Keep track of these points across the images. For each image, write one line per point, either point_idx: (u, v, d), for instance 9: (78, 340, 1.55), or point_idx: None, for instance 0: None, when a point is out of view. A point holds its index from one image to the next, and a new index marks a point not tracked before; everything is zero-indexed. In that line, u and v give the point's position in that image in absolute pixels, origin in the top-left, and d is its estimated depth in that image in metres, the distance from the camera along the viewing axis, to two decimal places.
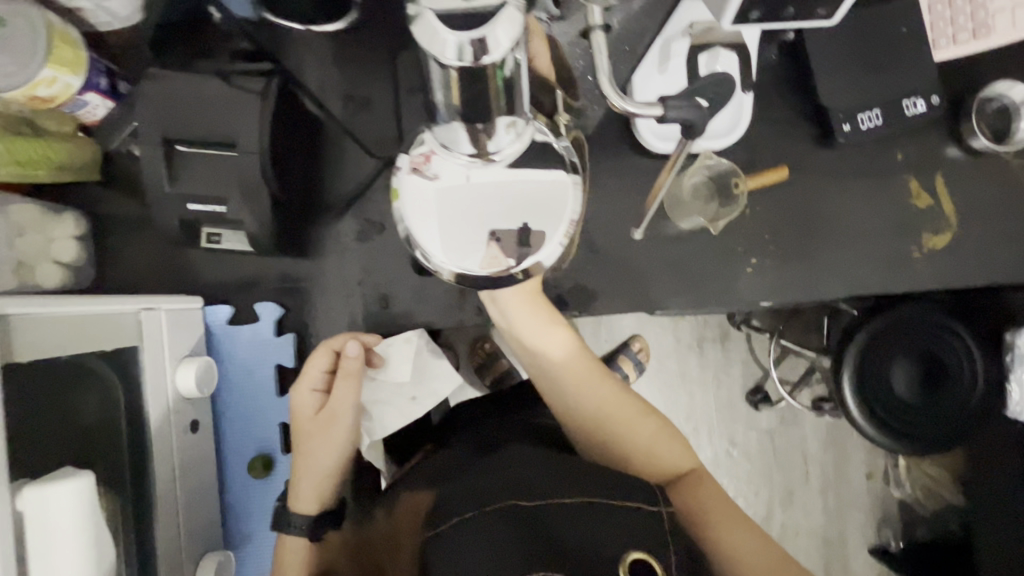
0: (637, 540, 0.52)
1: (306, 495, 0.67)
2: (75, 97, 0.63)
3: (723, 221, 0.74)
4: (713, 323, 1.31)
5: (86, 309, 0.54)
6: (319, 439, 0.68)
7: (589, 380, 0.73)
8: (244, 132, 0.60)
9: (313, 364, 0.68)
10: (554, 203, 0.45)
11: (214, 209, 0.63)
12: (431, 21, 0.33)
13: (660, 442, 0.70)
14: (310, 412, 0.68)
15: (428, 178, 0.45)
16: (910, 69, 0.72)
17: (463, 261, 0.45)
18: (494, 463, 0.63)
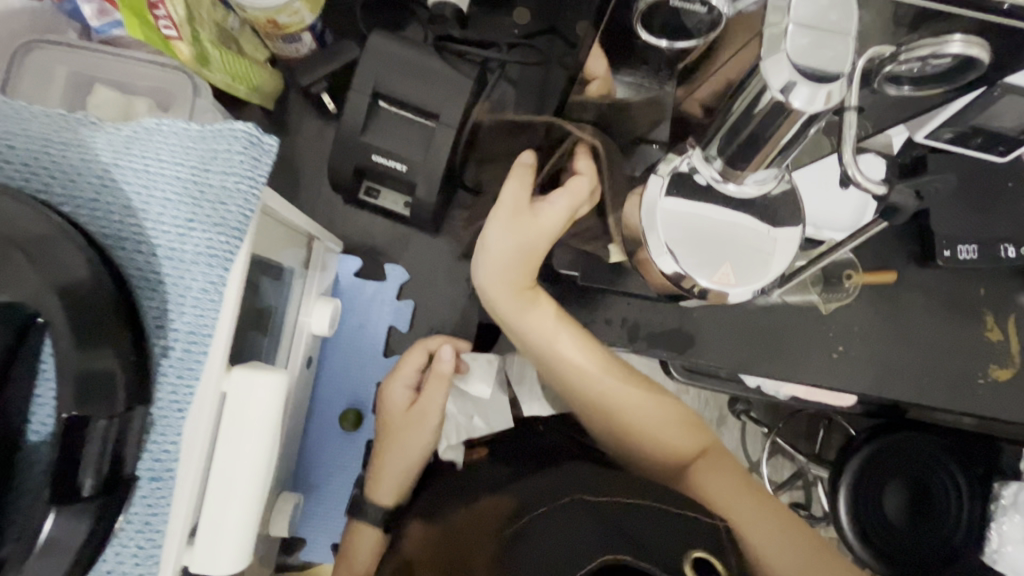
0: (702, 542, 0.43)
1: (385, 484, 0.65)
2: (300, 32, 0.68)
3: (833, 304, 0.81)
4: (713, 405, 1.49)
5: (276, 224, 0.56)
6: (405, 434, 0.67)
7: (588, 370, 0.64)
8: (449, 106, 0.65)
9: (407, 361, 0.70)
10: (773, 251, 0.50)
11: (394, 166, 0.67)
12: (781, 51, 0.36)
13: (671, 428, 0.64)
14: (401, 408, 0.69)
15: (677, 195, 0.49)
16: (1009, 218, 0.81)
17: (694, 271, 0.50)
18: (559, 471, 0.56)
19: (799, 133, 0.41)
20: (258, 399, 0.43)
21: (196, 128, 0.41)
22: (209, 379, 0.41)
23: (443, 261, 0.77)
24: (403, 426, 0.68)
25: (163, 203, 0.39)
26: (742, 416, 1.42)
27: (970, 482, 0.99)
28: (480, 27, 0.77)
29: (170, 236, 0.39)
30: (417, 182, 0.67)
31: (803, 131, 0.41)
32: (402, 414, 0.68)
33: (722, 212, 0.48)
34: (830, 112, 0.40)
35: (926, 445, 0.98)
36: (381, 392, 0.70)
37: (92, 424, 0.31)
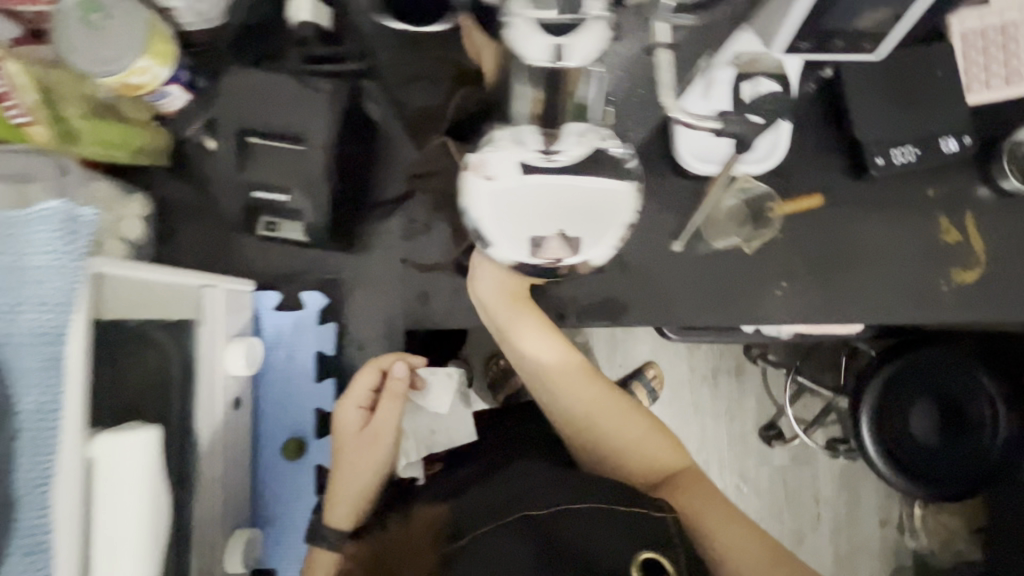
0: (649, 541, 0.55)
1: (342, 507, 0.67)
2: (160, 87, 0.68)
3: (756, 242, 0.76)
4: (728, 356, 1.50)
5: (156, 281, 0.56)
6: (360, 456, 0.69)
7: (576, 385, 0.77)
8: (314, 127, 0.65)
9: (360, 381, 0.70)
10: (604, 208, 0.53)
11: (277, 197, 0.67)
12: (534, 28, 0.45)
13: (652, 443, 0.76)
14: (354, 430, 0.70)
15: (487, 179, 0.52)
16: (945, 108, 0.75)
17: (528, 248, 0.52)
18: (512, 480, 0.67)
19: None
20: (128, 460, 0.44)
21: (8, 216, 0.42)
22: (67, 453, 0.42)
23: (362, 278, 0.78)
24: (357, 448, 0.69)
25: None
26: (759, 360, 1.42)
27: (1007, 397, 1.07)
28: (348, 37, 0.76)
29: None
30: (302, 209, 0.67)
31: None
32: (358, 436, 0.69)
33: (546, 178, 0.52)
34: None
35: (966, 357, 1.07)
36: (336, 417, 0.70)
37: None
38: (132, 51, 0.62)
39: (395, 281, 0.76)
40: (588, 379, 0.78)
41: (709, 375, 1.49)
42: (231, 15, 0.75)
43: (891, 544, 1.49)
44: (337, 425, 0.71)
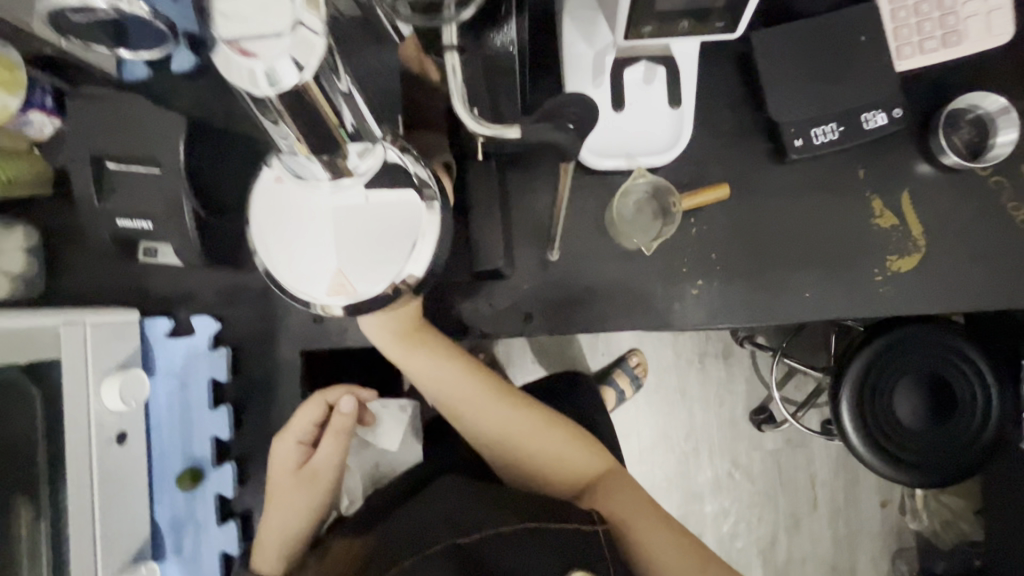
0: (582, 561, 0.51)
1: (270, 551, 0.66)
2: (17, 115, 0.65)
3: (656, 243, 0.71)
4: (715, 339, 1.43)
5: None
6: (296, 498, 0.67)
7: (485, 408, 0.70)
8: (166, 150, 0.61)
9: (300, 417, 0.68)
10: (400, 232, 0.43)
11: (142, 225, 0.65)
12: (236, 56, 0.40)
13: (572, 452, 0.69)
14: (290, 468, 0.68)
15: (280, 193, 0.43)
16: (871, 80, 0.67)
17: (308, 281, 0.43)
18: (427, 497, 0.58)
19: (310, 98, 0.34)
20: None
21: None
22: None
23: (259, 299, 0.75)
24: (294, 488, 0.68)
25: None
26: (746, 344, 1.35)
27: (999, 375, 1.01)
28: None
29: None
30: (168, 235, 0.65)
31: (315, 94, 0.34)
32: (295, 476, 0.68)
33: (342, 201, 0.42)
34: (327, 69, 0.34)
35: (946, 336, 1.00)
36: (274, 453, 0.69)
37: None
38: None
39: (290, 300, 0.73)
40: (500, 396, 0.71)
41: (697, 359, 1.43)
42: None
43: (893, 528, 1.42)
44: (275, 461, 0.69)
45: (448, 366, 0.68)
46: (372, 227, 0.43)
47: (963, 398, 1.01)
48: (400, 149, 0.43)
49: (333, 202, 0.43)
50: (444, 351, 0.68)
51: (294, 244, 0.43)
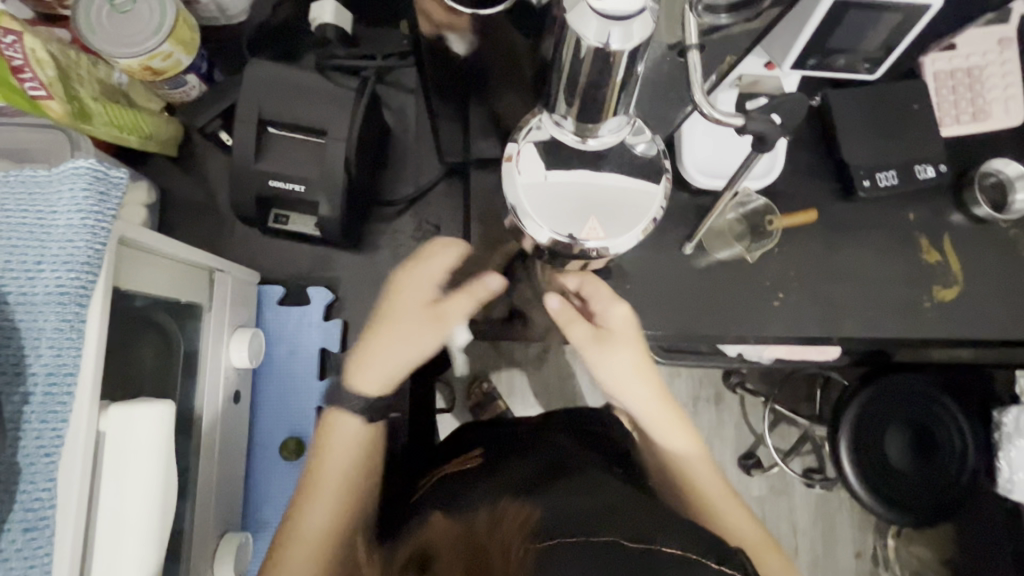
0: None
1: (372, 373, 0.58)
2: (181, 74, 0.69)
3: (758, 251, 0.80)
4: (707, 382, 1.27)
5: (167, 258, 0.55)
6: (432, 267, 0.58)
7: (703, 468, 0.64)
8: (336, 121, 0.65)
9: (441, 256, 0.58)
10: (629, 206, 0.48)
11: (293, 187, 0.67)
12: (583, 8, 0.37)
13: (765, 553, 0.62)
14: (421, 301, 0.58)
15: (516, 169, 0.48)
16: (922, 139, 0.81)
17: (549, 229, 0.48)
18: (578, 482, 0.52)
19: (630, 70, 0.40)
20: (139, 433, 0.42)
21: (38, 175, 0.41)
22: (77, 424, 0.40)
23: (369, 277, 0.78)
24: (412, 311, 0.58)
25: (9, 253, 0.39)
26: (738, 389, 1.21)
27: (969, 416, 1.04)
28: (370, 44, 0.79)
29: (19, 280, 0.39)
30: (318, 199, 0.67)
31: (634, 68, 0.41)
32: (421, 308, 0.57)
33: (583, 171, 0.48)
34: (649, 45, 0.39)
35: (923, 383, 1.04)
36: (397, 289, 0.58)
37: None
38: (151, 36, 0.63)
39: None
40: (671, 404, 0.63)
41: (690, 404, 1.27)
42: (254, 13, 0.76)
43: None
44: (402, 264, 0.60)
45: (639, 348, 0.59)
46: (603, 200, 0.48)
47: (943, 441, 1.03)
48: (644, 125, 0.49)
49: (563, 169, 0.48)
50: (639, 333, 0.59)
51: (534, 203, 0.48)
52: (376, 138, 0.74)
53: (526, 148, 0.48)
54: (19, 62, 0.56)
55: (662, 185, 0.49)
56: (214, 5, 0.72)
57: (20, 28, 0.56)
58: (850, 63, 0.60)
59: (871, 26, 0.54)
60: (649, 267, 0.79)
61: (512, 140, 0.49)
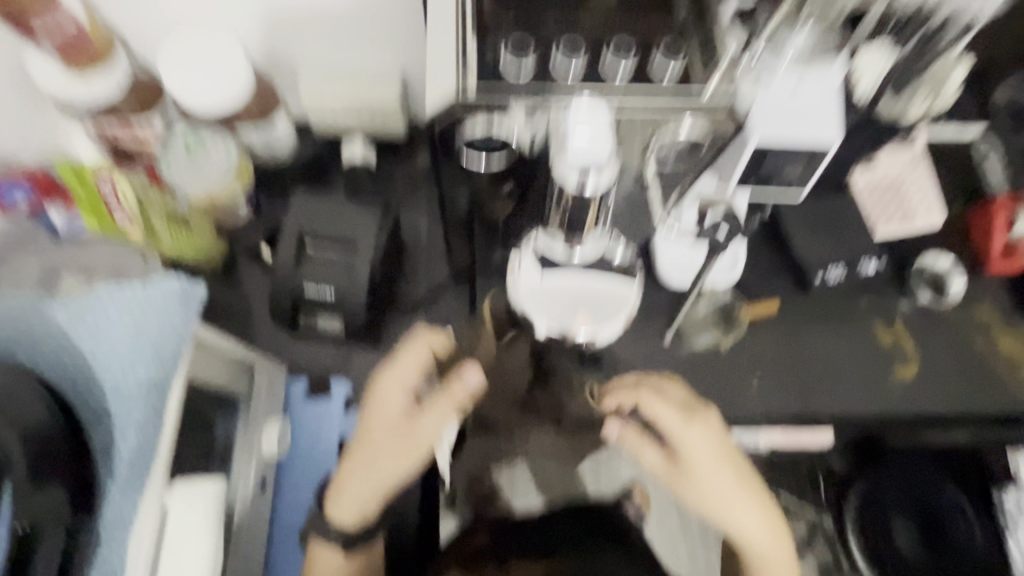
0: None
1: (345, 505, 0.68)
2: (235, 202, 0.83)
3: (731, 338, 0.90)
4: None
5: (217, 351, 0.64)
6: (409, 367, 0.67)
7: (774, 558, 0.66)
8: (364, 237, 0.78)
9: (407, 363, 0.67)
10: (611, 303, 0.59)
11: (324, 292, 0.78)
12: (565, 163, 0.49)
13: None
14: (397, 414, 0.67)
15: (519, 276, 0.60)
16: (861, 239, 0.95)
17: (549, 323, 0.58)
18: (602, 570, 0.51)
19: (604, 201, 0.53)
20: (198, 506, 0.50)
21: (136, 286, 0.51)
22: (150, 501, 0.46)
23: None
24: (393, 426, 0.67)
25: (110, 349, 0.48)
26: None
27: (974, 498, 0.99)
28: (391, 174, 0.95)
29: (116, 372, 0.47)
30: (346, 302, 0.78)
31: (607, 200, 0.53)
32: (393, 427, 0.66)
33: (575, 276, 0.58)
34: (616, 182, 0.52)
35: (923, 460, 0.99)
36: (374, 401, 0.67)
37: (46, 535, 0.39)
38: (218, 174, 0.79)
39: None
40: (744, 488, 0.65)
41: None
42: (296, 152, 0.93)
43: None
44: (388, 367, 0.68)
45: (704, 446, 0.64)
46: (589, 300, 0.59)
47: (952, 523, 0.98)
48: (618, 240, 0.61)
49: (554, 276, 0.59)
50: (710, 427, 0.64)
51: (535, 303, 0.58)
52: (396, 249, 0.88)
53: (525, 261, 0.60)
54: (110, 199, 0.73)
55: (636, 285, 0.61)
56: (265, 147, 0.88)
57: (115, 175, 0.74)
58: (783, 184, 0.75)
59: (789, 163, 0.69)
60: (635, 355, 0.88)
61: (515, 253, 0.61)
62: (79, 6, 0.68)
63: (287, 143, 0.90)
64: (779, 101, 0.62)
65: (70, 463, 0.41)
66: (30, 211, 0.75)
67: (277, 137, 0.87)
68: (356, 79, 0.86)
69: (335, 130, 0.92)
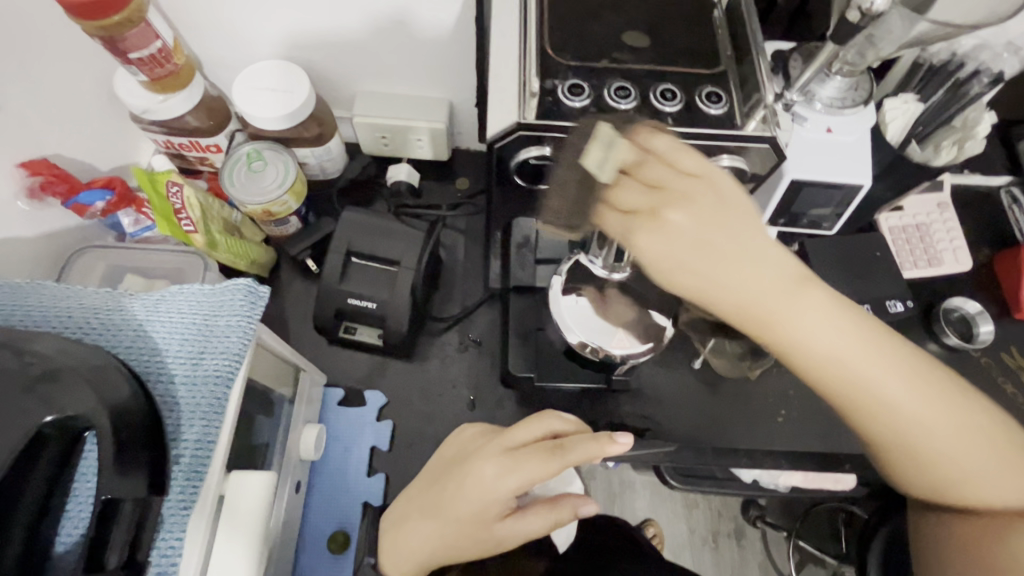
0: None
1: (403, 558, 0.58)
2: (288, 215, 0.88)
3: (759, 368, 0.89)
4: (727, 514, 1.18)
5: (267, 353, 0.68)
6: (484, 471, 0.55)
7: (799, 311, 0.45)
8: (406, 254, 0.81)
9: (534, 467, 0.54)
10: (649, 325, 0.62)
11: (366, 304, 0.82)
12: None
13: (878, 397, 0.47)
14: (485, 513, 0.55)
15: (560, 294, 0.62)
16: (889, 278, 0.96)
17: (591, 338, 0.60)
18: None
19: None
20: (249, 497, 0.52)
21: (207, 287, 0.55)
22: (211, 487, 0.49)
23: (415, 386, 0.90)
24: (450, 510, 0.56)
25: (180, 343, 0.51)
26: (758, 524, 1.14)
27: None
28: (432, 196, 1.00)
29: (186, 365, 0.51)
30: (386, 314, 0.82)
31: None
32: (474, 528, 0.55)
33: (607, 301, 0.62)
34: None
35: None
36: (459, 483, 0.56)
37: (121, 507, 0.41)
38: (275, 188, 0.83)
39: (448, 386, 0.89)
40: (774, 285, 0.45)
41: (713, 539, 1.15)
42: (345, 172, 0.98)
43: None
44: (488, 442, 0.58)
45: (737, 271, 0.45)
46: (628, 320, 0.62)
47: None
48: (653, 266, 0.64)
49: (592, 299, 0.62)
50: (753, 214, 0.46)
51: (575, 322, 0.61)
52: (435, 269, 0.92)
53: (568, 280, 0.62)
54: (178, 206, 0.78)
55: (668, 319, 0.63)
56: (317, 166, 0.94)
57: (182, 181, 0.78)
58: (814, 221, 0.77)
59: (820, 200, 0.72)
60: (663, 380, 0.89)
61: (556, 272, 0.64)
62: (168, 30, 0.74)
63: (338, 163, 0.95)
64: (810, 139, 0.67)
65: (150, 444, 0.44)
66: (101, 210, 0.78)
67: (331, 157, 0.92)
68: (406, 106, 0.92)
69: (381, 154, 0.98)
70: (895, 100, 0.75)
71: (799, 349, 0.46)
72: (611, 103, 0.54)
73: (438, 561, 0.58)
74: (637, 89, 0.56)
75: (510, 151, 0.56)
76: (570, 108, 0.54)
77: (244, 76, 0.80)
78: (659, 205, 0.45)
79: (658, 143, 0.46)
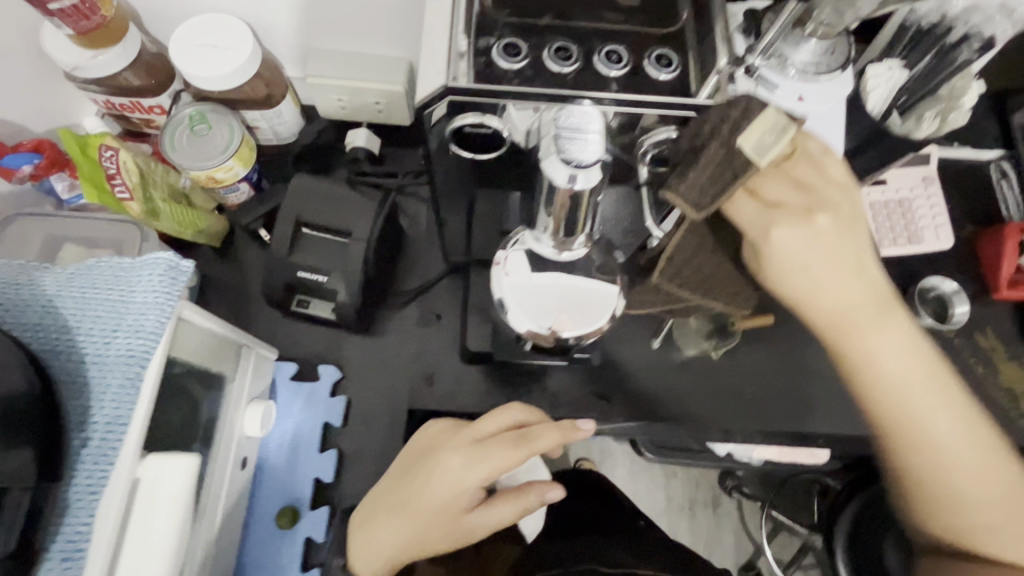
0: None
1: (374, 557, 0.56)
2: (236, 182, 0.84)
3: (723, 348, 0.86)
4: (704, 485, 1.19)
5: (204, 329, 0.65)
6: (450, 462, 0.54)
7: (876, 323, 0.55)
8: (358, 224, 0.78)
9: (499, 455, 0.53)
10: (597, 305, 0.59)
11: (316, 277, 0.79)
12: (552, 162, 0.47)
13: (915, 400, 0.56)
14: (454, 504, 0.54)
15: (504, 271, 0.59)
16: None
17: (534, 319, 0.58)
18: None
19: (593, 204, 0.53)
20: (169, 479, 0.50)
21: (124, 259, 0.51)
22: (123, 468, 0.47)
23: (373, 360, 0.88)
24: (419, 500, 0.55)
25: (92, 320, 0.48)
26: (732, 495, 1.13)
27: None
28: (393, 163, 0.96)
29: (97, 343, 0.48)
30: (338, 288, 0.79)
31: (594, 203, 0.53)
32: (445, 520, 0.54)
33: (556, 277, 0.59)
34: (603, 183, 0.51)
35: None
36: (429, 474, 0.55)
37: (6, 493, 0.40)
38: (220, 154, 0.79)
39: (407, 360, 0.87)
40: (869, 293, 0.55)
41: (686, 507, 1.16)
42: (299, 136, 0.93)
43: None
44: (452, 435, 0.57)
45: (839, 277, 0.53)
46: (576, 299, 0.59)
47: None
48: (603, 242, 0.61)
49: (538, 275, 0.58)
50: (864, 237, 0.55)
51: (519, 300, 0.58)
52: (394, 241, 0.88)
53: (512, 256, 0.59)
54: (113, 170, 0.73)
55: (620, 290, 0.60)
56: (269, 130, 0.89)
57: (118, 146, 0.73)
58: None
59: None
60: (628, 357, 0.87)
61: (502, 249, 0.60)
62: None
63: (292, 127, 0.90)
64: (781, 106, 0.61)
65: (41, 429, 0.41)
66: (31, 175, 0.74)
67: (282, 121, 0.87)
68: (361, 66, 0.86)
69: (338, 118, 0.93)
70: (876, 66, 0.70)
71: (872, 361, 0.55)
72: (552, 67, 0.50)
73: (412, 557, 0.56)
74: (582, 50, 0.51)
75: (444, 120, 0.52)
76: (505, 71, 0.50)
77: (181, 31, 0.74)
78: (810, 207, 0.52)
79: (812, 147, 0.53)
